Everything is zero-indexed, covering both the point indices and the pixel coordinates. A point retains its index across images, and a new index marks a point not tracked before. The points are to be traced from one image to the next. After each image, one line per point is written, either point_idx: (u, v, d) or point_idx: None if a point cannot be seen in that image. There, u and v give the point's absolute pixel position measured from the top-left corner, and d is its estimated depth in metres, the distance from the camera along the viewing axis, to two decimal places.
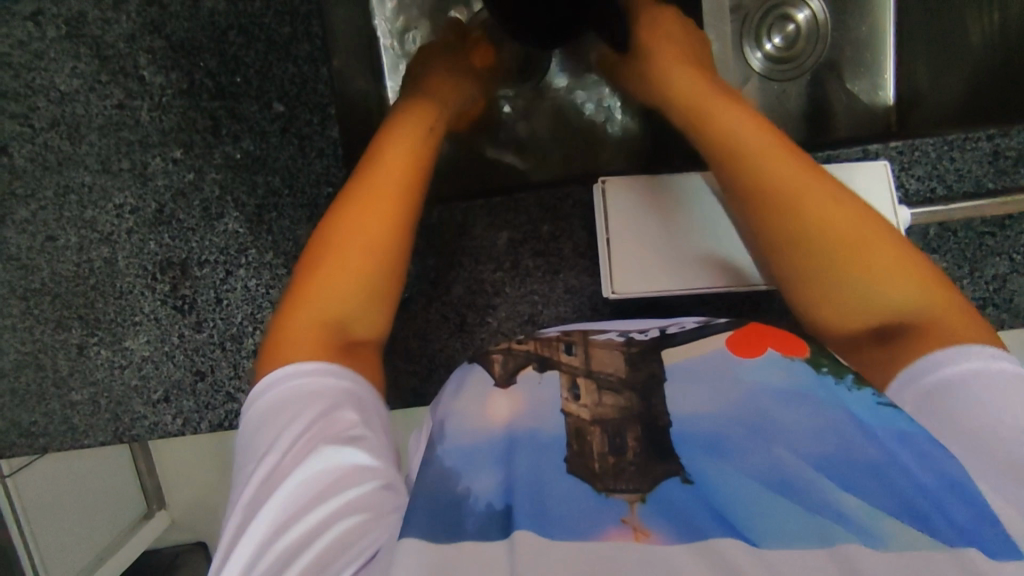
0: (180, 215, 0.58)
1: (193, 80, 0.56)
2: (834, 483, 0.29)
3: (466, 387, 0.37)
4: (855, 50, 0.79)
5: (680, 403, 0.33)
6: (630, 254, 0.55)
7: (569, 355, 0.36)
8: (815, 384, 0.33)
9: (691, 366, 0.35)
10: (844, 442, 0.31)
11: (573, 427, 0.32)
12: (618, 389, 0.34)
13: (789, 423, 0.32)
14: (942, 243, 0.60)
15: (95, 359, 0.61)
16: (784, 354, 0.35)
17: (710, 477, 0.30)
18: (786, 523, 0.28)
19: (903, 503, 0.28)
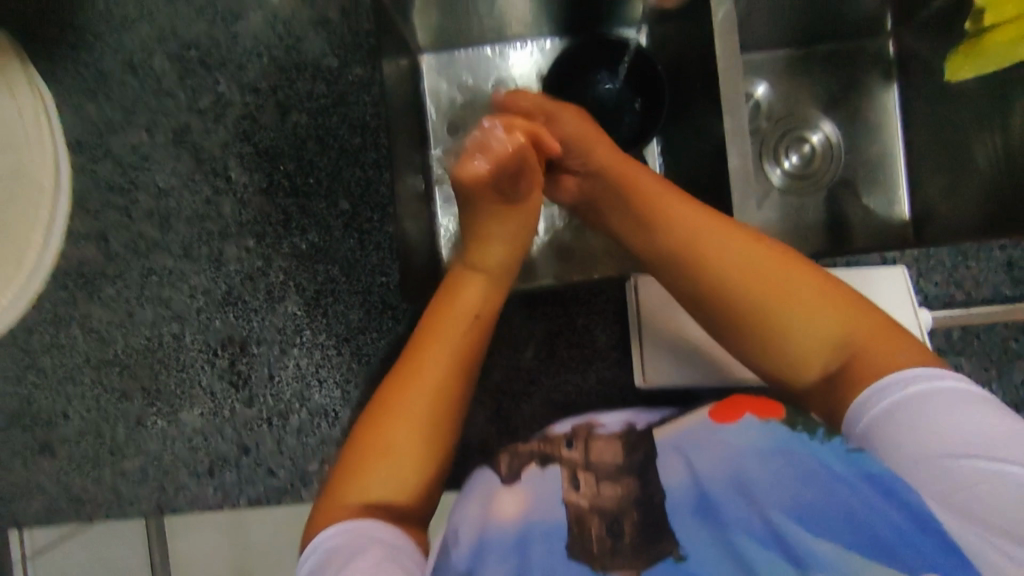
0: (246, 297, 0.64)
1: (273, 182, 0.64)
2: (808, 530, 0.35)
3: (479, 491, 0.42)
4: (869, 168, 0.85)
5: (670, 482, 0.38)
6: (659, 348, 0.59)
7: (570, 449, 0.42)
8: (787, 439, 0.39)
9: (679, 438, 0.41)
10: (819, 491, 0.36)
11: (573, 514, 0.38)
12: (616, 478, 0.39)
13: (766, 480, 0.37)
14: (967, 346, 0.61)
15: (151, 429, 0.64)
16: (760, 418, 0.40)
17: (697, 545, 0.35)
18: (773, 574, 0.34)
19: (881, 543, 0.34)
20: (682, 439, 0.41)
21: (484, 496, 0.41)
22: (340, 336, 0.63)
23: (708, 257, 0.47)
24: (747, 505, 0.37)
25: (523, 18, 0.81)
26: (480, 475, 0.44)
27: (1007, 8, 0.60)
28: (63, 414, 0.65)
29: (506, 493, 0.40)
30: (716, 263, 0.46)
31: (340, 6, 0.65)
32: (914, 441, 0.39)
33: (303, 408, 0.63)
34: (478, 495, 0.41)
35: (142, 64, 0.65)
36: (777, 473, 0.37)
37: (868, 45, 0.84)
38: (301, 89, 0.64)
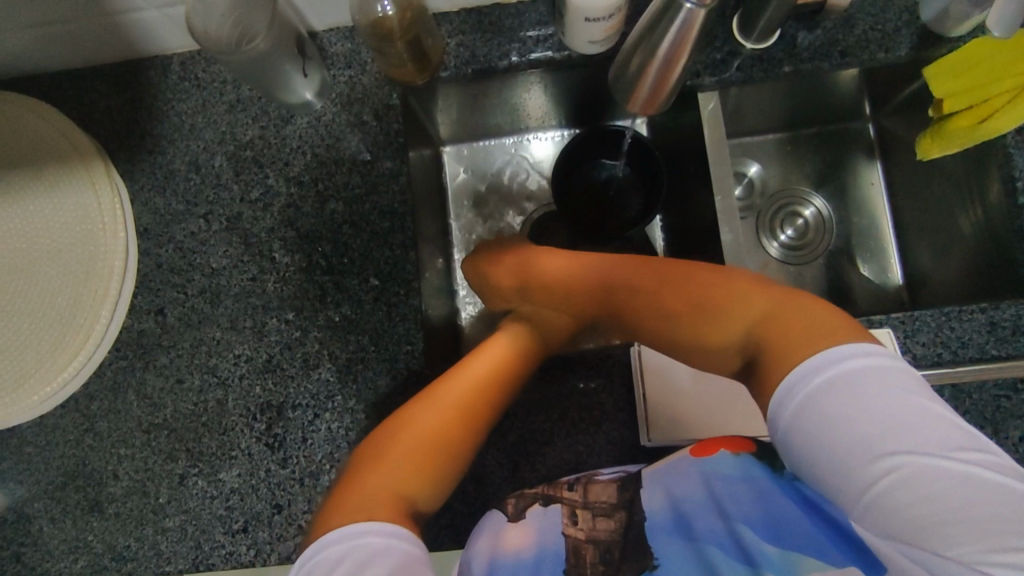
0: (284, 365, 0.70)
1: (312, 261, 0.72)
2: (760, 537, 0.51)
3: (491, 529, 0.57)
4: (860, 238, 0.91)
5: (653, 510, 0.55)
6: (661, 410, 0.66)
7: (571, 491, 0.58)
8: (746, 470, 0.55)
9: (661, 472, 0.57)
10: (770, 508, 0.52)
11: (571, 545, 0.54)
12: (609, 513, 0.55)
13: (731, 499, 0.53)
14: (958, 404, 0.65)
15: (192, 488, 0.69)
16: (732, 451, 0.56)
17: (673, 551, 0.52)
18: (731, 568, 0.50)
19: (807, 540, 0.50)
20: (664, 472, 0.57)
21: (495, 532, 0.56)
22: (368, 401, 0.69)
23: (652, 292, 0.66)
24: (710, 519, 0.53)
25: (534, 114, 0.91)
26: (491, 516, 0.58)
27: (965, 99, 0.67)
28: (114, 474, 0.71)
29: (512, 528, 0.56)
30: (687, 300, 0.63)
31: (374, 110, 0.75)
32: (842, 439, 0.47)
33: (332, 468, 0.68)
34: (489, 533, 0.56)
35: (204, 163, 0.76)
36: (739, 494, 0.53)
37: (854, 128, 0.91)
38: (338, 181, 0.74)
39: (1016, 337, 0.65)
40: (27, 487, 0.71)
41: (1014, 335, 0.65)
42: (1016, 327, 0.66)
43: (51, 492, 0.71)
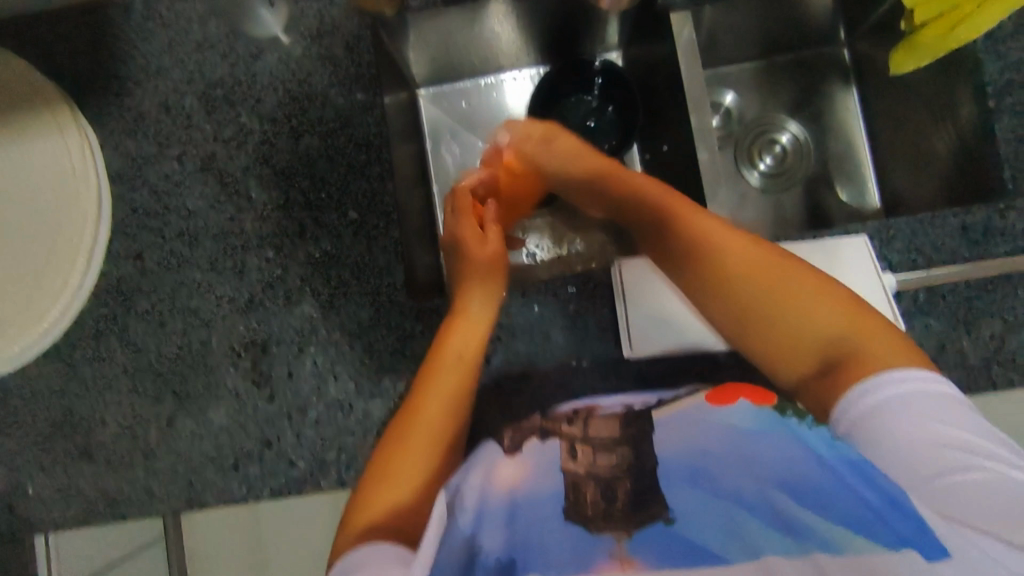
0: (266, 303, 0.70)
1: (289, 199, 0.72)
2: (796, 503, 0.40)
3: (487, 460, 0.50)
4: (838, 164, 0.91)
5: (661, 451, 0.45)
6: (646, 324, 0.64)
7: (569, 426, 0.51)
8: (772, 421, 0.46)
9: (671, 418, 0.50)
10: (805, 472, 0.42)
11: (570, 480, 0.45)
12: (611, 449, 0.46)
13: (759, 455, 0.44)
14: (934, 307, 0.67)
15: (180, 430, 0.69)
16: (755, 402, 0.48)
17: (681, 505, 0.41)
18: (759, 532, 0.39)
19: (857, 512, 0.39)
20: (675, 421, 0.49)
21: (488, 465, 0.49)
22: (353, 333, 0.69)
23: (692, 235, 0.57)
24: (732, 471, 0.43)
25: (509, 50, 0.90)
26: (485, 449, 0.53)
27: (936, 7, 0.66)
28: (101, 420, 0.70)
29: (507, 464, 0.48)
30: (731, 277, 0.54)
31: (344, 43, 0.74)
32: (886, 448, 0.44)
33: (320, 402, 0.68)
34: (483, 465, 0.50)
35: (174, 104, 0.74)
36: (764, 451, 0.44)
37: (828, 53, 0.91)
38: (312, 116, 0.73)
39: (987, 240, 0.67)
40: (15, 438, 0.71)
41: (984, 239, 0.67)
42: (988, 230, 0.67)
43: (39, 440, 0.71)
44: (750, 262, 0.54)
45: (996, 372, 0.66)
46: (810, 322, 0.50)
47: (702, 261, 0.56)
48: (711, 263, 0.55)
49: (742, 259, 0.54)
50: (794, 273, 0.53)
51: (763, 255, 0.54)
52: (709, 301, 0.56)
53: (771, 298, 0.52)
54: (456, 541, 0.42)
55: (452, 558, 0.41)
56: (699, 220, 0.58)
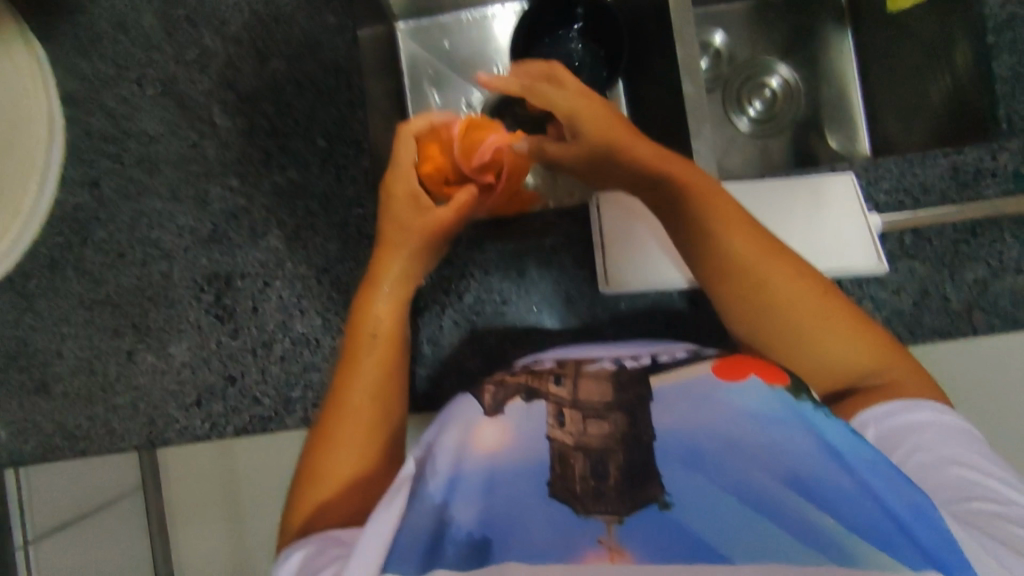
0: (230, 234, 0.67)
1: (254, 125, 0.68)
2: (804, 500, 0.34)
3: (462, 420, 0.42)
4: (829, 109, 0.89)
5: (661, 424, 0.38)
6: (623, 256, 0.61)
7: (557, 386, 0.42)
8: (792, 409, 0.38)
9: (675, 388, 0.40)
10: (821, 468, 0.36)
11: (556, 452, 0.38)
12: (602, 415, 0.39)
13: (770, 442, 0.37)
14: (919, 249, 0.66)
15: (141, 365, 0.67)
16: (767, 380, 0.39)
17: (680, 489, 0.36)
18: (770, 539, 0.33)
19: (872, 521, 0.33)
20: (677, 391, 0.40)
21: (467, 425, 0.41)
22: (319, 266, 0.66)
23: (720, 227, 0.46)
24: (744, 455, 0.36)
25: None
26: (464, 402, 0.44)
27: None
28: (58, 353, 0.67)
29: (488, 425, 0.41)
30: (765, 288, 0.45)
31: None
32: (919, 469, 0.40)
33: (285, 337, 0.66)
34: (459, 424, 0.42)
35: (132, 23, 0.70)
36: (780, 438, 0.37)
37: None
38: (278, 38, 0.69)
39: (976, 181, 0.66)
40: None
41: (975, 180, 0.66)
42: (977, 172, 0.66)
43: None
44: (789, 297, 0.44)
45: (979, 317, 0.65)
46: (826, 342, 0.44)
47: (715, 251, 0.46)
48: (726, 259, 0.46)
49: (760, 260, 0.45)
50: (827, 299, 0.45)
51: (805, 290, 0.45)
52: (729, 299, 0.46)
53: (797, 311, 0.44)
54: (425, 509, 0.38)
55: (422, 526, 0.37)
56: (720, 200, 0.47)
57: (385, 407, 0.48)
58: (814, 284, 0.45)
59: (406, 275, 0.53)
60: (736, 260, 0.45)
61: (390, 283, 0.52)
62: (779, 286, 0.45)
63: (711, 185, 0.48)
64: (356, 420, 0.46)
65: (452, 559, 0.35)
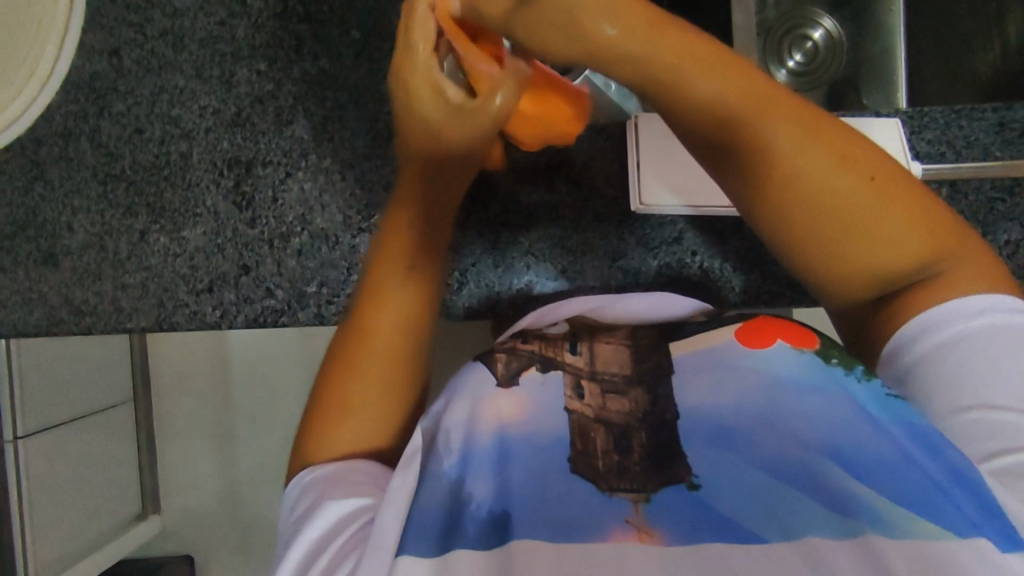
0: (255, 119, 0.65)
1: (286, 7, 0.65)
2: (844, 473, 0.34)
3: (471, 386, 0.42)
4: (871, 66, 0.86)
5: (685, 400, 0.38)
6: (658, 180, 0.62)
7: (574, 355, 0.42)
8: (825, 375, 0.39)
9: (695, 358, 0.41)
10: (854, 437, 0.36)
11: (576, 423, 0.38)
12: (623, 390, 0.39)
13: (795, 417, 0.37)
14: (954, 204, 0.64)
15: (153, 245, 0.65)
16: (794, 345, 0.40)
17: (707, 467, 0.35)
18: (804, 517, 0.33)
19: (913, 494, 0.33)
20: (698, 366, 0.40)
21: (474, 398, 0.41)
22: (345, 161, 0.64)
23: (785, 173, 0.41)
24: (772, 434, 0.36)
25: None
26: (472, 370, 0.44)
27: None
28: (68, 226, 0.66)
29: (502, 396, 0.41)
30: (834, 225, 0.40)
31: None
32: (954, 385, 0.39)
33: (304, 231, 0.64)
34: (465, 393, 0.42)
35: None
36: (808, 411, 0.37)
37: None
38: None
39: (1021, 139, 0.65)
40: None
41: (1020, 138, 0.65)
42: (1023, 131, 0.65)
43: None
44: (861, 224, 0.40)
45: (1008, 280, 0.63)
46: (892, 259, 0.40)
47: (781, 201, 0.41)
48: (794, 206, 0.41)
49: (833, 198, 0.40)
50: (897, 210, 0.40)
51: (875, 212, 0.40)
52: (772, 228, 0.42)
53: (863, 241, 0.40)
54: (440, 484, 0.38)
55: (438, 501, 0.37)
56: (792, 135, 0.41)
57: (403, 362, 0.48)
58: (888, 199, 0.40)
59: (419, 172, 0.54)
60: (797, 206, 0.41)
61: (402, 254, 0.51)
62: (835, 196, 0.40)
63: (784, 115, 0.41)
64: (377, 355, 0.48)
65: (472, 535, 0.35)
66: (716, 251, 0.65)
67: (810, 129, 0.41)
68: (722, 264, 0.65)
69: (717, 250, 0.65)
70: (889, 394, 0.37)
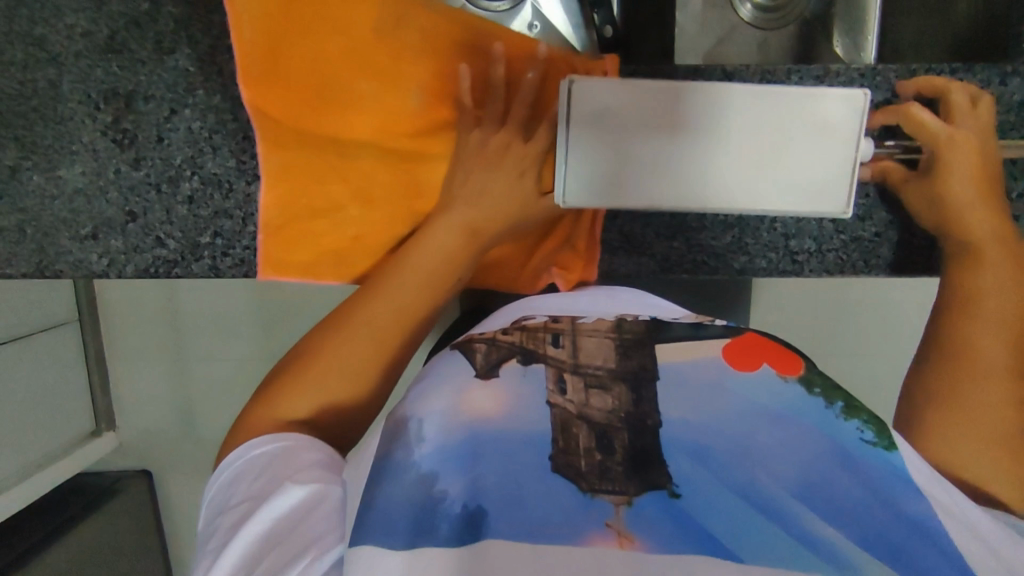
0: (132, 46, 0.57)
1: None
2: (802, 505, 0.34)
3: (453, 378, 0.43)
4: (844, 7, 0.77)
5: (668, 412, 0.39)
6: (588, 170, 0.51)
7: (556, 349, 0.44)
8: (800, 407, 0.39)
9: (680, 367, 0.42)
10: (811, 461, 0.37)
11: (558, 419, 0.39)
12: (606, 386, 0.41)
13: (766, 441, 0.38)
14: None
15: (26, 184, 0.59)
16: (778, 371, 0.41)
17: (691, 483, 0.36)
18: (770, 536, 0.33)
19: (870, 527, 0.33)
20: (680, 371, 0.42)
21: (457, 389, 0.42)
22: (236, 100, 0.58)
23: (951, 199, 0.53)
24: (748, 456, 0.37)
25: None
26: (454, 358, 0.46)
27: None
28: None
29: (481, 389, 0.42)
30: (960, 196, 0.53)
31: None
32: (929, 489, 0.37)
33: (194, 175, 0.59)
34: (447, 385, 0.42)
35: None
36: (780, 436, 0.38)
37: None
38: None
39: None
40: None
41: None
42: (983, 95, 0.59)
43: None
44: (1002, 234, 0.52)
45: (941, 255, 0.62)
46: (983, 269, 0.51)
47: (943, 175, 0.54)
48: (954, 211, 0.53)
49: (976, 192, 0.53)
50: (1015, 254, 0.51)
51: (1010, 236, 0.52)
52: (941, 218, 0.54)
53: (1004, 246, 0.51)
54: (409, 476, 0.37)
55: (409, 490, 0.36)
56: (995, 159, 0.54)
57: (369, 365, 0.48)
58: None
59: (418, 294, 0.50)
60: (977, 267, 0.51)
61: (464, 205, 0.53)
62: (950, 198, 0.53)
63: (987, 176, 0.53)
64: (357, 334, 0.48)
65: (447, 533, 0.34)
66: (642, 215, 0.62)
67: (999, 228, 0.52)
68: (644, 228, 0.62)
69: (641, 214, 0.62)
70: (865, 439, 0.37)
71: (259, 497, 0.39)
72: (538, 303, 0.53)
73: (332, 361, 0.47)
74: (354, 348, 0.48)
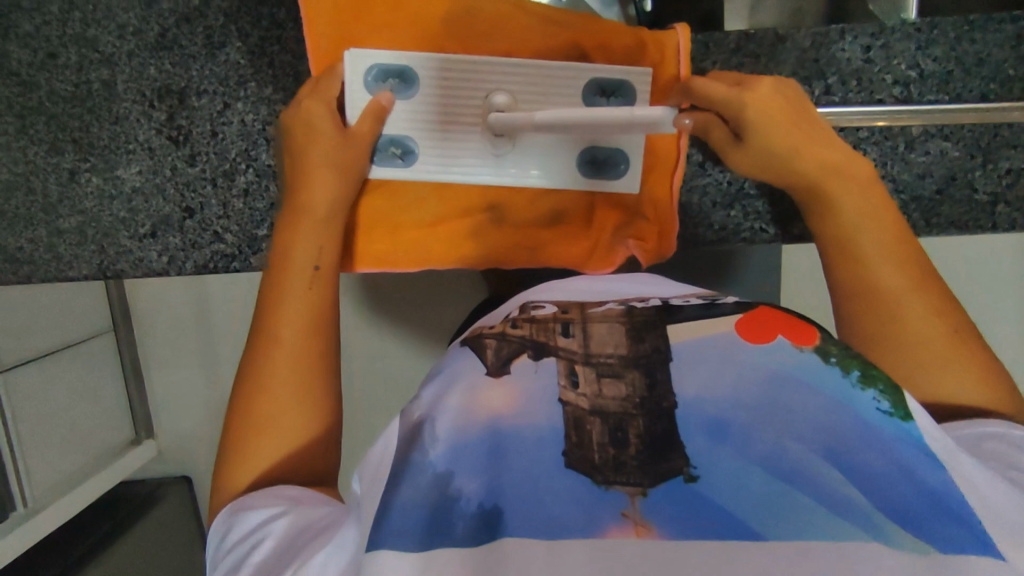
0: (182, 42, 0.57)
1: None
2: (839, 475, 0.30)
3: (458, 375, 0.36)
4: None
5: (684, 390, 0.33)
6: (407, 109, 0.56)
7: (567, 338, 0.36)
8: (823, 375, 0.33)
9: (698, 346, 0.35)
10: (841, 437, 0.31)
11: (570, 415, 0.33)
12: (619, 373, 0.34)
13: (796, 413, 0.32)
14: (957, 130, 0.60)
15: (85, 186, 0.60)
16: (793, 343, 0.35)
17: (711, 465, 0.31)
18: (801, 522, 0.29)
19: (903, 503, 0.29)
20: (701, 349, 0.35)
21: (468, 387, 0.35)
22: (288, 90, 0.58)
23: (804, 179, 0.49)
24: (771, 430, 0.32)
25: None
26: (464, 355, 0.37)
27: None
28: None
29: (493, 386, 0.35)
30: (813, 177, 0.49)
31: None
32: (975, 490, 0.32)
33: (249, 169, 0.59)
34: (455, 380, 0.35)
35: None
36: (813, 411, 0.32)
37: None
38: None
39: None
40: None
41: None
42: None
43: None
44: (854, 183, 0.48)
45: (1003, 212, 0.61)
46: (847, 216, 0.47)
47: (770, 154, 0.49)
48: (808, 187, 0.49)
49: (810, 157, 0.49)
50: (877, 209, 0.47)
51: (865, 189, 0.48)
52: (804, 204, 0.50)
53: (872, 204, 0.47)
54: (425, 477, 0.32)
55: (420, 490, 0.32)
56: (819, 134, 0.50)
57: (313, 357, 0.45)
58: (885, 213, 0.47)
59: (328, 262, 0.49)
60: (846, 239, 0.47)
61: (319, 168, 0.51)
62: (769, 144, 0.49)
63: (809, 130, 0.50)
64: (286, 352, 0.45)
65: (465, 532, 0.30)
66: (696, 184, 0.62)
67: (839, 166, 0.48)
68: (701, 198, 0.62)
69: (695, 183, 0.62)
70: (883, 409, 0.32)
71: (261, 528, 0.37)
72: (557, 284, 0.44)
73: (283, 359, 0.45)
74: (299, 338, 0.46)
